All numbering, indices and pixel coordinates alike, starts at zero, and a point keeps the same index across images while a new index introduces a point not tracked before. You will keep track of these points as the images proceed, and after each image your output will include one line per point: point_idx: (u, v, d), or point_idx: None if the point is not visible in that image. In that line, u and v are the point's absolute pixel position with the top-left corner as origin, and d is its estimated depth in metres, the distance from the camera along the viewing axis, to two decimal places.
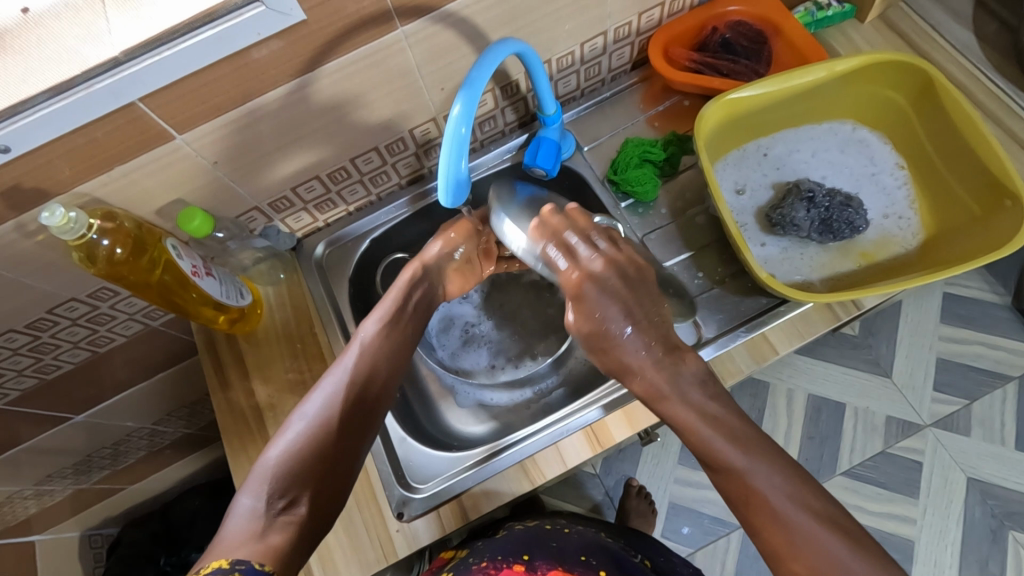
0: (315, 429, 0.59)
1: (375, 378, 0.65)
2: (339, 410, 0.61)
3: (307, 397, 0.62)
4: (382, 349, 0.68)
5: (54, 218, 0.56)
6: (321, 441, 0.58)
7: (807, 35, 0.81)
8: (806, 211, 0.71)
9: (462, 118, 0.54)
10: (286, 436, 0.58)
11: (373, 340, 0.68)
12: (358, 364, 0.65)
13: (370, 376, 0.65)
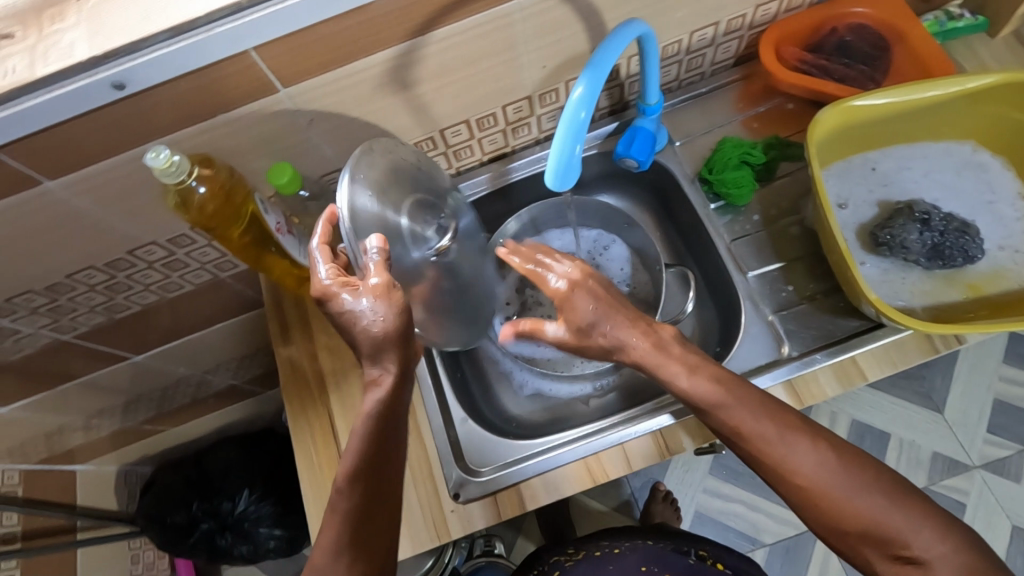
0: None
1: (368, 534, 0.54)
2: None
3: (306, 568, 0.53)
4: (372, 488, 0.54)
5: (159, 160, 0.55)
6: None
7: (935, 46, 0.75)
8: (919, 233, 0.67)
9: (584, 101, 0.52)
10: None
11: (358, 484, 0.54)
12: (347, 514, 0.53)
13: (362, 536, 0.53)
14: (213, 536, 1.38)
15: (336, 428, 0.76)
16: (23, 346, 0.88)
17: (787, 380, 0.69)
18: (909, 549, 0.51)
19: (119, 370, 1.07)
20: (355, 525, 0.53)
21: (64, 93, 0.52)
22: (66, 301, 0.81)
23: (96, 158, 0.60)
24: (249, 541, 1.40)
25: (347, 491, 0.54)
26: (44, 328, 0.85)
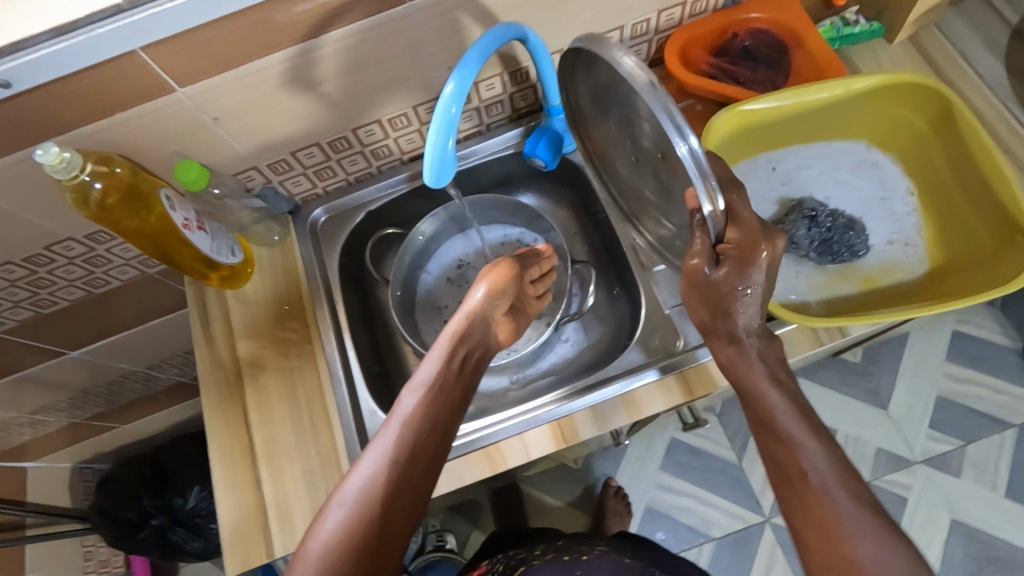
0: (376, 480, 0.56)
1: (413, 463, 0.58)
2: (378, 499, 0.55)
3: (354, 465, 0.58)
4: (427, 421, 0.61)
5: (48, 155, 0.57)
6: (388, 495, 0.55)
7: (829, 49, 0.78)
8: (807, 229, 0.70)
9: (454, 98, 0.54)
10: (325, 527, 0.53)
11: (410, 416, 0.61)
12: (399, 436, 0.59)
13: (408, 466, 0.58)
14: (165, 532, 1.40)
15: (250, 420, 0.77)
16: None
17: (679, 372, 0.71)
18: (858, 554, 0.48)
19: (57, 366, 1.09)
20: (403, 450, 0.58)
21: None
22: None
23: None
24: (201, 535, 1.43)
25: (404, 418, 0.61)
26: None
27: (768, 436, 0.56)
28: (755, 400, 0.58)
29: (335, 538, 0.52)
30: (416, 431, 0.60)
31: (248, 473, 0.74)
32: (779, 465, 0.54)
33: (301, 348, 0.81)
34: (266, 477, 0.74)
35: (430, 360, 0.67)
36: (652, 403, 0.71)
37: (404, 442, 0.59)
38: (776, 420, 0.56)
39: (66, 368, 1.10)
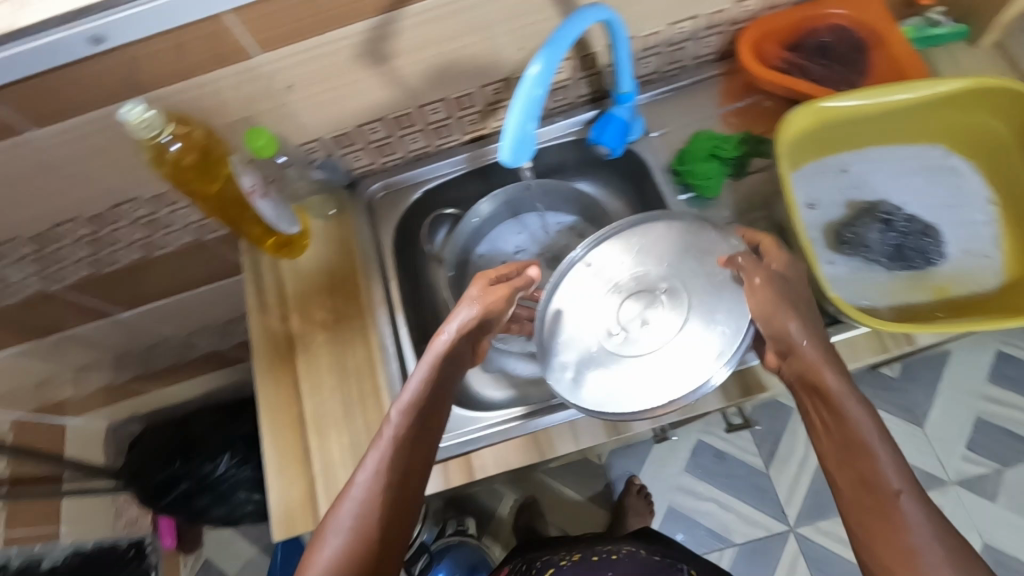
0: (371, 512, 0.54)
1: (408, 481, 0.57)
2: (375, 527, 0.53)
3: (343, 495, 0.55)
4: (422, 433, 0.60)
5: (132, 114, 0.58)
6: (383, 525, 0.54)
7: (911, 51, 0.76)
8: (881, 233, 0.69)
9: (538, 80, 0.54)
10: (320, 557, 0.52)
11: (401, 439, 0.58)
12: (390, 461, 0.57)
13: (404, 485, 0.56)
14: (191, 497, 1.41)
15: (300, 389, 0.78)
16: (13, 293, 0.91)
17: (737, 370, 0.70)
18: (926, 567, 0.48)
19: (106, 325, 1.11)
20: (393, 472, 0.56)
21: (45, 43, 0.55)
22: (53, 251, 0.85)
23: (79, 110, 0.63)
24: (225, 503, 1.44)
25: (392, 440, 0.58)
26: (33, 277, 0.89)
27: (853, 453, 0.54)
28: (844, 417, 0.56)
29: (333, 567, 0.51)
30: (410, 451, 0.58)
31: (297, 441, 0.75)
32: (863, 485, 0.53)
33: (353, 323, 0.81)
34: (315, 446, 0.75)
35: (415, 376, 0.63)
36: (705, 399, 0.70)
37: (400, 462, 0.57)
38: (863, 437, 0.55)
39: (114, 328, 1.12)
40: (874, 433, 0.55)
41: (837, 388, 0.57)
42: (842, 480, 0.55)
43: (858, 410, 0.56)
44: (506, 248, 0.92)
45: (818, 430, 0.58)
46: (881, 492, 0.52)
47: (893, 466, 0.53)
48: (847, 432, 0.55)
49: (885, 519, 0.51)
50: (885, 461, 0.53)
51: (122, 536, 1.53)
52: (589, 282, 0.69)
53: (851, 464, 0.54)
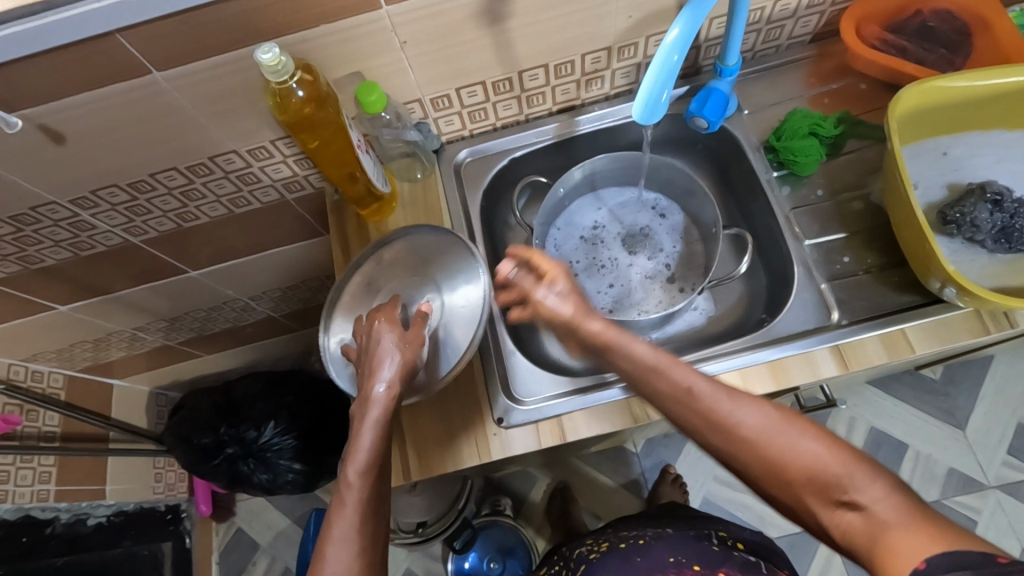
0: None
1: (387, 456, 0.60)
2: None
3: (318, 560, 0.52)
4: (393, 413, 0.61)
5: (268, 56, 0.58)
6: None
7: (1019, 37, 0.75)
8: (989, 214, 0.68)
9: (676, 45, 0.55)
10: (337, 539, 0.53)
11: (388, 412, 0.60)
12: (362, 529, 0.54)
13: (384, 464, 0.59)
14: (236, 462, 1.43)
15: None
16: (96, 242, 0.92)
17: (834, 346, 0.70)
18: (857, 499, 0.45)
19: (171, 283, 1.11)
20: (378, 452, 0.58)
21: None
22: (144, 202, 0.86)
23: (207, 53, 0.64)
24: (269, 470, 1.44)
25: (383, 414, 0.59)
26: (118, 227, 0.90)
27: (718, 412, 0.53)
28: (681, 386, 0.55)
29: (351, 548, 0.52)
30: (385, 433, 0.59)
31: None
32: (750, 452, 0.50)
33: None
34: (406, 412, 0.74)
35: (367, 428, 0.58)
36: (799, 372, 0.70)
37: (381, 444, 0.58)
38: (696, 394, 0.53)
39: (177, 287, 1.13)
40: (716, 393, 0.53)
41: (680, 383, 0.55)
42: (725, 449, 0.53)
43: (637, 346, 0.58)
44: (584, 222, 0.94)
45: (676, 416, 0.56)
46: (790, 465, 0.48)
47: (759, 422, 0.50)
48: (678, 388, 0.55)
49: (826, 485, 0.47)
50: (755, 426, 0.50)
51: (162, 499, 1.56)
52: (396, 278, 0.77)
53: (716, 429, 0.52)
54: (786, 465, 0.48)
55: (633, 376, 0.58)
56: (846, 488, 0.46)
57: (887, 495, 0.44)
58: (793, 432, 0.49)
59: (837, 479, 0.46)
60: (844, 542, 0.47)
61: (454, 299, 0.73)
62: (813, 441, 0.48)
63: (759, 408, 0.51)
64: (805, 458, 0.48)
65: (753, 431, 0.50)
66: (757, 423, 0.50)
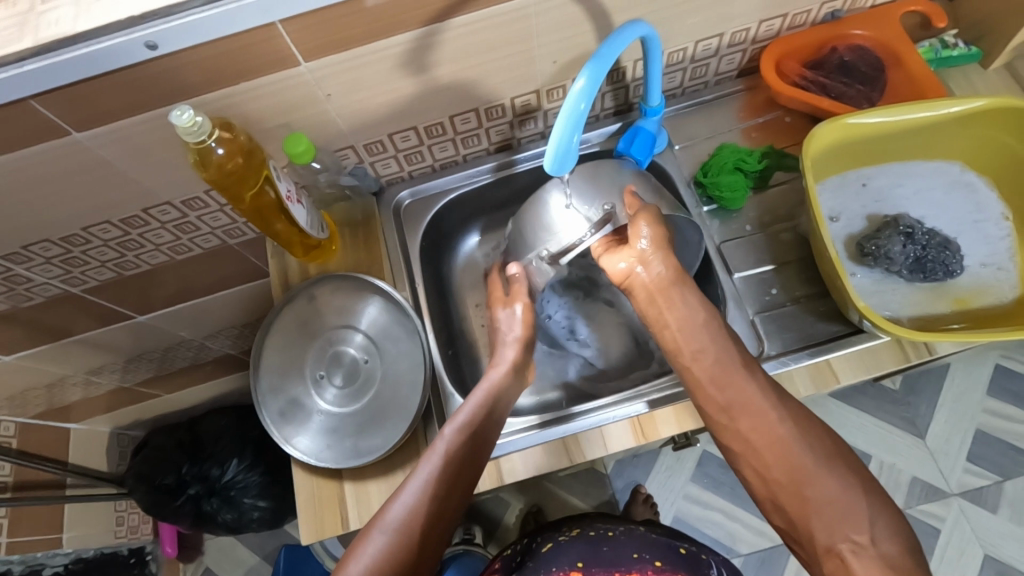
0: (387, 556, 0.54)
1: (447, 501, 0.59)
2: (383, 573, 0.53)
3: (359, 539, 0.56)
4: (464, 453, 0.63)
5: (183, 118, 0.58)
6: (402, 545, 0.55)
7: (929, 71, 0.79)
8: (903, 246, 0.70)
9: (583, 95, 0.55)
10: (364, 554, 0.54)
11: (452, 457, 0.62)
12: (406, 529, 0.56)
13: (438, 509, 0.58)
14: (200, 501, 1.40)
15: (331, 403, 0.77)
16: (35, 294, 0.91)
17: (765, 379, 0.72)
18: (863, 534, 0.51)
19: (121, 328, 1.10)
20: (436, 496, 0.59)
21: (100, 48, 0.55)
22: (80, 254, 0.85)
23: (124, 114, 0.64)
24: (234, 509, 1.42)
25: (443, 459, 0.61)
26: (56, 279, 0.89)
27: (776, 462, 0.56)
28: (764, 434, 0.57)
29: (369, 573, 0.53)
30: (449, 481, 0.60)
31: (328, 469, 0.74)
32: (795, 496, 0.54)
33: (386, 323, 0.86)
34: (348, 476, 0.74)
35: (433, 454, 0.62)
36: None
37: (436, 492, 0.59)
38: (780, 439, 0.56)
39: (127, 331, 1.11)
40: (761, 396, 0.58)
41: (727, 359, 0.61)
42: (744, 446, 0.58)
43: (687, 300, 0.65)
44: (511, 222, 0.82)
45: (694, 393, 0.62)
46: (810, 487, 0.54)
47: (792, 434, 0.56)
48: (727, 386, 0.60)
49: (835, 516, 0.52)
50: (792, 438, 0.56)
51: (124, 542, 1.52)
52: (302, 344, 0.79)
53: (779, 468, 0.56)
54: (811, 488, 0.54)
55: (697, 367, 0.62)
56: (861, 530, 0.51)
57: (893, 534, 0.51)
58: (806, 446, 0.56)
59: (845, 506, 0.52)
60: (835, 559, 0.52)
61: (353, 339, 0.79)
62: (833, 471, 0.54)
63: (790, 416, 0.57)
64: (829, 487, 0.53)
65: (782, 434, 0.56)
66: (789, 434, 0.56)
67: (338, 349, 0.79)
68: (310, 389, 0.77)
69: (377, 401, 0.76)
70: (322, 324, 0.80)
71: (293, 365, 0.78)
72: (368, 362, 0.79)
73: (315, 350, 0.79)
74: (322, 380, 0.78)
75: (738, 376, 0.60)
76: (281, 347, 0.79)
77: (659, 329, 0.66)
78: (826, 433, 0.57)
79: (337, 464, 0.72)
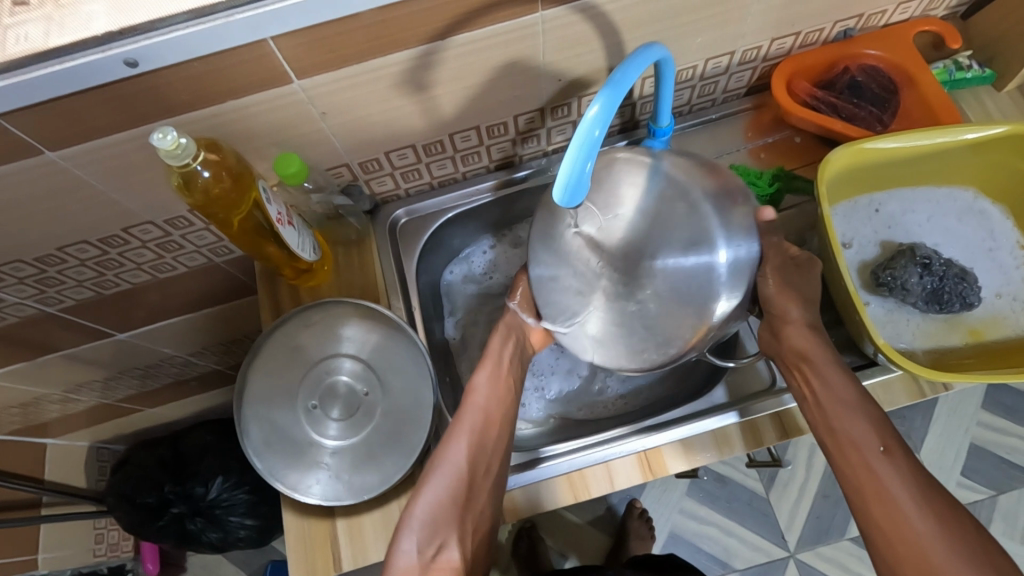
0: (450, 478, 0.65)
1: (486, 451, 0.68)
2: (450, 491, 0.65)
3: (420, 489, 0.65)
4: (493, 396, 0.72)
5: (166, 141, 0.54)
6: (460, 477, 0.65)
7: (943, 94, 0.76)
8: (920, 277, 0.68)
9: (598, 121, 0.50)
10: (428, 493, 0.65)
11: (484, 410, 0.70)
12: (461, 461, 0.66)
13: (478, 455, 0.68)
14: (183, 520, 1.35)
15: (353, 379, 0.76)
16: (7, 314, 0.86)
17: (776, 412, 0.70)
18: None
19: (101, 346, 1.05)
20: (476, 443, 0.68)
21: (74, 66, 0.51)
22: (55, 274, 0.80)
23: (102, 133, 0.59)
24: (219, 529, 1.37)
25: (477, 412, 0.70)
26: (29, 299, 0.84)
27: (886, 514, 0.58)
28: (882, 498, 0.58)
29: (436, 499, 0.64)
30: (481, 429, 0.69)
31: (321, 507, 0.70)
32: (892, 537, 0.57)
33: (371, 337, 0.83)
34: (342, 516, 0.70)
35: (473, 393, 0.71)
36: (744, 442, 0.69)
37: (476, 442, 0.68)
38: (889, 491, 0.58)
39: (107, 349, 1.06)
40: (891, 472, 0.59)
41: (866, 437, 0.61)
42: (854, 482, 0.61)
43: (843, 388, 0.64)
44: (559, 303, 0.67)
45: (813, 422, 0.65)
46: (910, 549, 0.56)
47: (896, 482, 0.59)
48: (844, 441, 0.62)
49: None
50: (889, 479, 0.59)
51: (104, 561, 1.46)
52: (294, 372, 0.75)
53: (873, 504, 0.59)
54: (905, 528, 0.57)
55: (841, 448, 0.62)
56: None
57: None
58: (909, 499, 0.58)
59: (933, 552, 0.55)
60: None
61: (348, 368, 0.76)
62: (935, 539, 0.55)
63: (895, 466, 0.59)
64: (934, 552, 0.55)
65: (888, 484, 0.59)
66: (889, 478, 0.59)
67: (331, 377, 0.75)
68: (302, 420, 0.73)
69: (374, 435, 0.73)
70: (316, 350, 0.76)
71: (284, 393, 0.74)
72: (368, 394, 0.75)
73: (308, 380, 0.75)
74: (315, 412, 0.74)
75: (857, 424, 0.62)
76: (271, 377, 0.75)
77: (808, 403, 0.66)
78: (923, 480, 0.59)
79: (331, 502, 0.68)
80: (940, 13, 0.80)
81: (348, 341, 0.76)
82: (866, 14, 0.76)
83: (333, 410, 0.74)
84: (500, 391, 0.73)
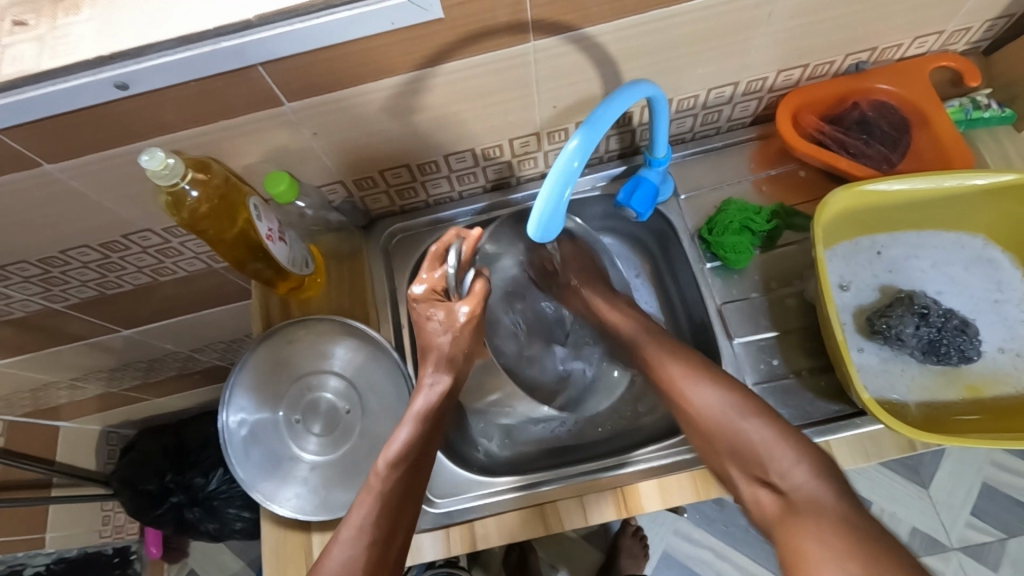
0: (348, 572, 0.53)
1: (388, 534, 0.57)
2: None
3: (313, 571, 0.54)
4: (405, 481, 0.60)
5: (153, 162, 0.56)
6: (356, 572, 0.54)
7: (957, 135, 0.74)
8: (915, 327, 0.66)
9: (577, 154, 0.50)
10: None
11: (387, 491, 0.58)
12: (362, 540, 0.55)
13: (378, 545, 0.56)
14: (182, 509, 1.37)
15: (316, 386, 0.77)
16: (14, 308, 0.89)
17: None
18: (778, 478, 0.60)
19: (109, 340, 1.08)
20: (374, 538, 0.56)
21: (67, 87, 0.52)
22: (59, 274, 0.83)
23: (96, 149, 0.61)
24: (216, 519, 1.39)
25: (379, 499, 0.58)
26: (35, 296, 0.87)
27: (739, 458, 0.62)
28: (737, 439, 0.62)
29: None
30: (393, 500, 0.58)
31: (298, 522, 0.71)
32: (699, 425, 0.65)
33: None
34: (315, 534, 0.71)
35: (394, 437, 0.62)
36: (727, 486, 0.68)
37: (380, 520, 0.57)
38: (717, 412, 0.64)
39: (116, 342, 1.09)
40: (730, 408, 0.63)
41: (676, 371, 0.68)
42: (688, 426, 0.66)
43: (704, 393, 0.65)
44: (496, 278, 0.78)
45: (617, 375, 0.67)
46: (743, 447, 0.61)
47: (716, 404, 0.64)
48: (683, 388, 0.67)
49: (751, 465, 0.61)
50: (711, 400, 0.64)
51: (108, 542, 1.47)
52: (280, 385, 0.76)
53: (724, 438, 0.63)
54: (719, 430, 0.63)
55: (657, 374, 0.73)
56: (768, 471, 0.60)
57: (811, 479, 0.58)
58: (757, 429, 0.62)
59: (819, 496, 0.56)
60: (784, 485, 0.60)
61: (332, 384, 0.77)
62: (762, 429, 0.61)
63: (721, 394, 0.64)
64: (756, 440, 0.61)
65: (704, 409, 0.64)
66: (719, 410, 0.64)
67: (315, 394, 0.76)
68: (284, 433, 0.75)
69: (353, 454, 0.74)
70: (306, 367, 0.77)
71: (265, 406, 0.75)
72: (350, 412, 0.76)
73: (292, 393, 0.76)
74: (298, 426, 0.75)
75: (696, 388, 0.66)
76: (257, 387, 0.75)
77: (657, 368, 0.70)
78: (763, 410, 0.63)
79: (299, 515, 0.69)
80: (960, 48, 0.76)
81: (337, 357, 0.77)
82: (881, 48, 0.73)
83: (316, 424, 0.75)
84: (423, 436, 0.62)
